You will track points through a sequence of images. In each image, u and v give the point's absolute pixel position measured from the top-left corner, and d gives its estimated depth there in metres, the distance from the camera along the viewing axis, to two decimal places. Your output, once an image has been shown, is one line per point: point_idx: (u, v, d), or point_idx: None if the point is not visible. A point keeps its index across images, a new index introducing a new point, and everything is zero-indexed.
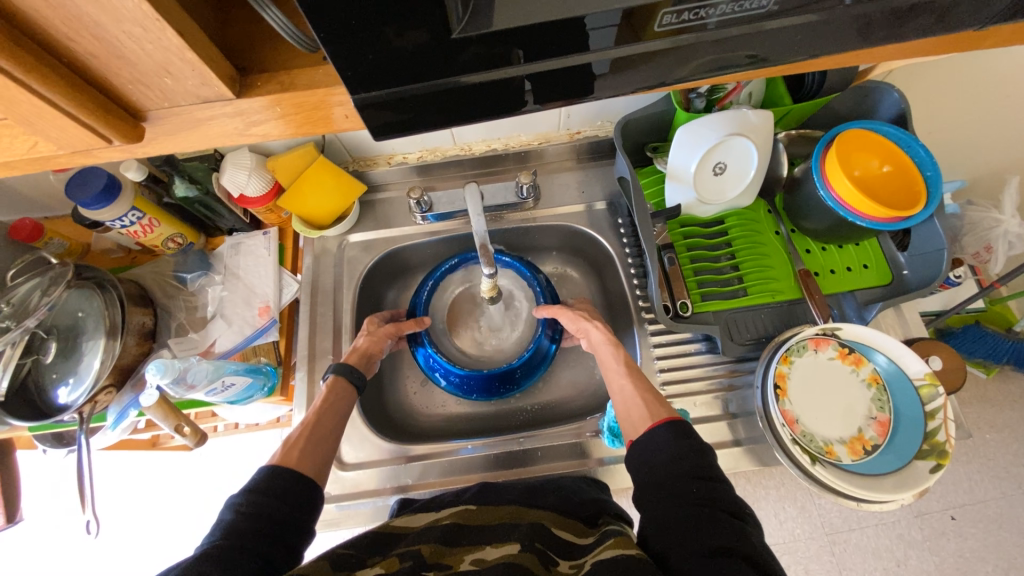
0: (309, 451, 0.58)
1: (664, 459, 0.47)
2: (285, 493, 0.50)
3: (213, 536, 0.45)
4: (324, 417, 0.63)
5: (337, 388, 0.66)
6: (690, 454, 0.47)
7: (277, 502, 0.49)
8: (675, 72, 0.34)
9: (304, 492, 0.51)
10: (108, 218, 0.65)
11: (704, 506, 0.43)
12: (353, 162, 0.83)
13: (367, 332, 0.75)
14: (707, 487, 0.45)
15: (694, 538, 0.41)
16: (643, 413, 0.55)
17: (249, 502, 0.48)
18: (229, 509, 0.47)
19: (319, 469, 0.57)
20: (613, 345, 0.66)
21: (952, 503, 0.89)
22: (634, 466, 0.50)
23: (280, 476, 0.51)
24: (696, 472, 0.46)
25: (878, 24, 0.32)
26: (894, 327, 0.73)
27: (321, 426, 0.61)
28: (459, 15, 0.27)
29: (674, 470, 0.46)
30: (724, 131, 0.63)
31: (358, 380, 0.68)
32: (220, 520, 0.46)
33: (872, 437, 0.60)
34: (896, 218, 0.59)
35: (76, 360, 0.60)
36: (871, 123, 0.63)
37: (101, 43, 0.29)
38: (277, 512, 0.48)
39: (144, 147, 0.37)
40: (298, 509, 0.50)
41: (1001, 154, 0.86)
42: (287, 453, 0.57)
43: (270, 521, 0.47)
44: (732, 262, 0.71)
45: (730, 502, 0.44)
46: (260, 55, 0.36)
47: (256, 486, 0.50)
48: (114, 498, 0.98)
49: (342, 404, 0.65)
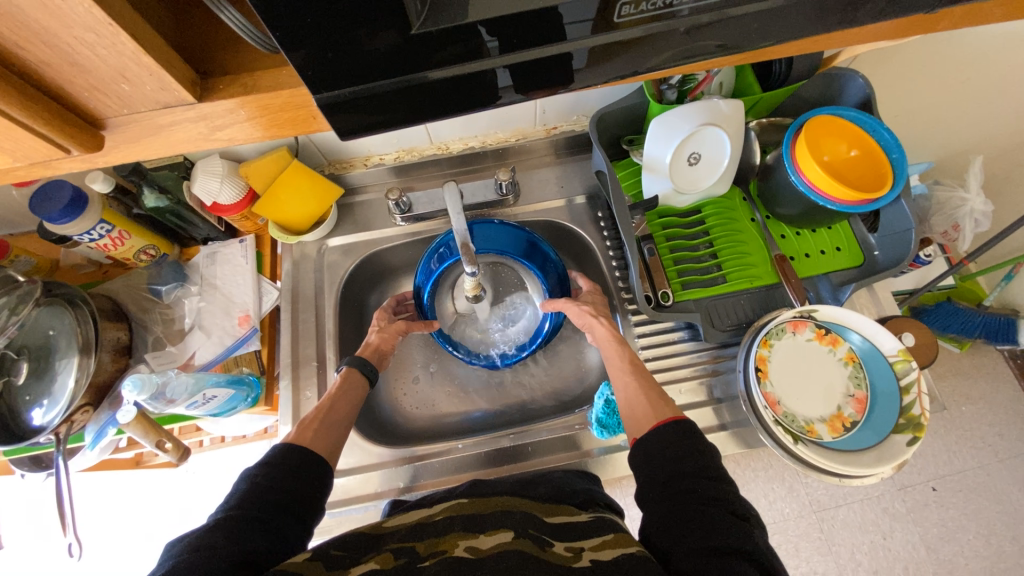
0: (323, 433, 0.58)
1: (670, 457, 0.48)
2: (304, 471, 0.52)
3: (226, 505, 0.46)
4: (338, 405, 0.62)
5: (350, 379, 0.66)
6: (694, 454, 0.48)
7: (291, 475, 0.51)
8: (646, 61, 0.34)
9: (317, 469, 0.53)
10: (75, 232, 0.63)
11: (704, 503, 0.44)
12: (329, 165, 0.82)
13: (378, 328, 0.76)
14: (714, 487, 0.45)
15: (699, 535, 0.42)
16: (647, 411, 0.56)
17: (265, 475, 0.49)
18: (246, 479, 0.49)
19: (330, 452, 0.57)
20: (618, 342, 0.66)
21: (933, 475, 0.91)
22: (638, 461, 0.51)
23: (298, 454, 0.53)
24: (704, 472, 0.46)
25: (835, 9, 0.33)
26: (868, 306, 0.75)
27: (334, 411, 0.61)
28: (418, 11, 0.27)
29: (681, 469, 0.47)
30: (697, 122, 0.64)
31: (371, 373, 0.68)
32: (236, 490, 0.48)
33: (851, 414, 0.62)
34: (864, 200, 0.60)
35: (50, 379, 0.59)
36: (838, 109, 0.65)
37: (53, 50, 0.28)
38: (295, 489, 0.50)
39: (105, 156, 0.36)
40: (314, 489, 0.52)
41: (964, 136, 0.89)
42: (302, 433, 0.57)
43: (286, 494, 0.49)
44: (710, 251, 0.72)
45: (735, 502, 0.44)
46: (221, 57, 0.36)
47: (272, 460, 0.51)
48: (101, 518, 0.96)
49: (354, 392, 0.65)
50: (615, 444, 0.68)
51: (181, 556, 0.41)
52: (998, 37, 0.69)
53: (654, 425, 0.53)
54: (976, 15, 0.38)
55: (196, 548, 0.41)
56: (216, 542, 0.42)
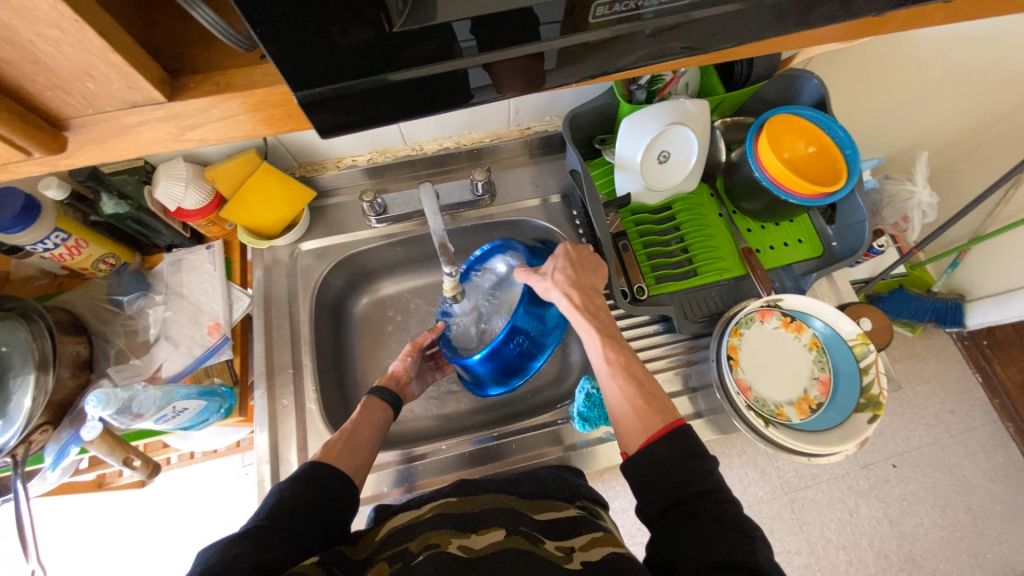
0: (346, 453, 0.59)
1: (665, 478, 0.49)
2: (326, 484, 0.52)
3: (258, 516, 0.48)
4: (360, 431, 0.63)
5: (370, 405, 0.66)
6: (695, 478, 0.49)
7: (318, 491, 0.52)
8: (616, 61, 0.36)
9: (343, 488, 0.53)
10: (27, 242, 0.60)
11: (706, 523, 0.45)
12: (300, 168, 0.81)
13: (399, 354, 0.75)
14: (714, 506, 0.46)
15: (704, 548, 0.42)
16: (637, 427, 0.55)
17: (292, 489, 0.51)
18: (275, 492, 0.50)
19: (355, 468, 0.58)
20: (590, 319, 0.63)
21: (893, 452, 0.97)
22: (635, 484, 0.51)
23: (323, 470, 0.54)
24: (703, 490, 0.48)
25: (793, 12, 0.35)
26: (829, 295, 0.79)
27: (358, 435, 0.62)
28: (400, 10, 0.27)
29: (680, 493, 0.48)
30: (665, 121, 0.66)
31: (392, 398, 0.68)
32: (268, 501, 0.50)
33: (816, 397, 0.65)
34: (823, 194, 0.64)
35: (2, 400, 0.55)
36: (796, 108, 0.68)
37: (13, 47, 0.27)
38: (320, 504, 0.51)
39: (67, 158, 0.34)
40: (336, 498, 0.52)
41: (909, 133, 0.96)
42: (327, 452, 0.58)
43: (313, 507, 0.50)
44: (682, 245, 0.74)
45: (736, 519, 0.45)
46: (191, 55, 0.35)
47: (299, 475, 0.53)
48: (64, 544, 0.91)
49: (376, 416, 0.65)
50: (596, 437, 0.69)
51: (211, 559, 0.42)
52: (937, 39, 0.74)
53: (645, 441, 0.52)
54: (918, 18, 0.41)
55: (225, 557, 0.42)
56: (243, 551, 0.43)
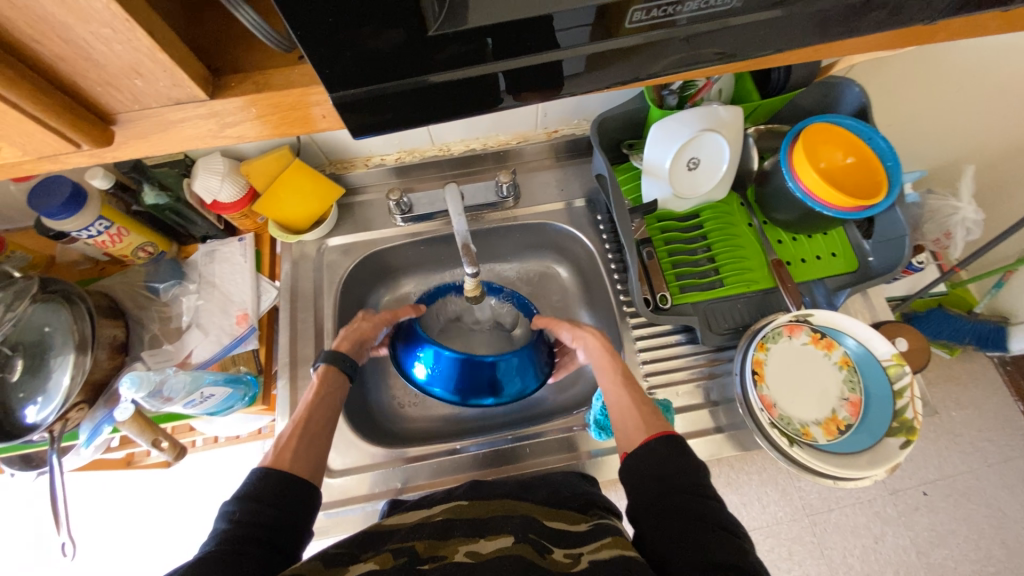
0: (302, 453, 0.55)
1: (658, 473, 0.48)
2: (283, 499, 0.48)
3: (208, 544, 0.44)
4: (315, 415, 0.60)
5: (326, 379, 0.63)
6: (684, 472, 0.48)
7: (275, 508, 0.47)
8: (649, 67, 0.35)
9: (303, 494, 0.50)
10: (73, 228, 0.63)
11: (695, 518, 0.44)
12: (330, 165, 0.83)
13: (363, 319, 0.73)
14: (704, 503, 0.45)
15: (693, 549, 0.42)
16: (639, 425, 0.55)
17: (243, 510, 0.46)
18: (224, 517, 0.46)
19: (313, 469, 0.54)
20: (610, 352, 0.66)
21: (924, 479, 0.93)
22: (628, 478, 0.51)
23: (276, 480, 0.50)
24: (693, 488, 0.47)
25: (836, 19, 0.33)
26: (862, 312, 0.76)
27: (312, 427, 0.58)
28: (436, 14, 0.27)
29: (670, 485, 0.47)
30: (696, 128, 0.65)
31: (349, 368, 0.65)
32: (216, 530, 0.45)
33: (845, 418, 0.63)
34: (860, 207, 0.61)
35: (44, 377, 0.58)
36: (835, 117, 0.66)
37: (68, 45, 0.28)
38: (276, 520, 0.47)
39: (114, 152, 0.36)
40: (296, 514, 0.49)
41: (956, 145, 0.91)
42: (280, 456, 0.54)
43: (270, 528, 0.46)
44: (709, 255, 0.72)
45: (723, 517, 0.44)
46: (233, 55, 0.36)
47: (250, 493, 0.48)
48: (94, 518, 0.95)
49: (333, 398, 0.62)
50: (612, 446, 0.68)
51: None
52: (990, 48, 0.71)
53: (646, 438, 0.52)
54: (971, 26, 0.39)
55: None
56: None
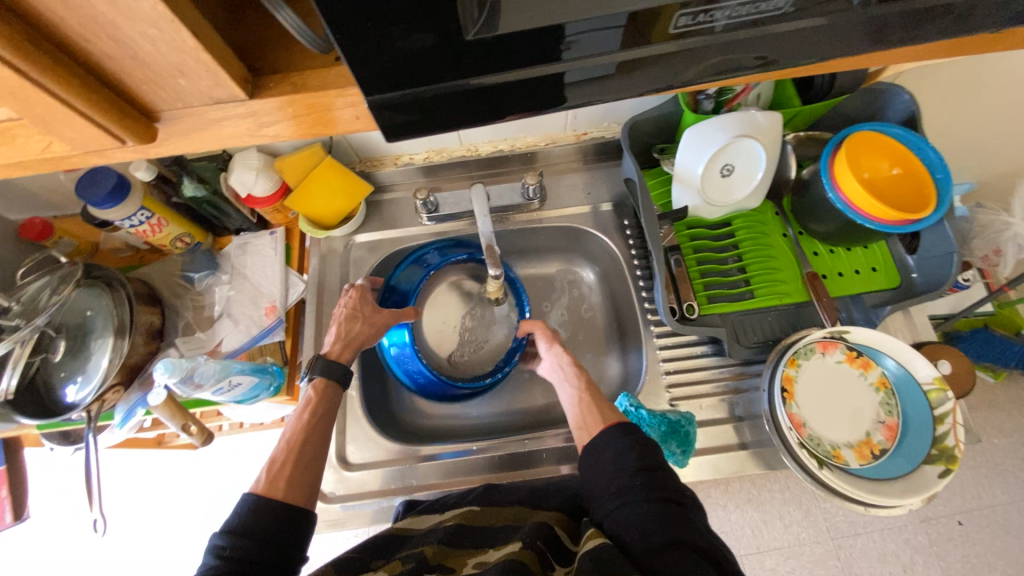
0: (296, 479, 0.53)
1: (612, 455, 0.47)
2: (272, 534, 0.47)
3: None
4: (311, 435, 0.58)
5: (322, 396, 0.61)
6: (632, 450, 0.47)
7: (263, 543, 0.46)
8: (681, 75, 0.34)
9: (293, 524, 0.49)
10: (117, 217, 0.66)
11: (652, 496, 0.43)
12: (360, 163, 0.84)
13: (361, 316, 0.69)
14: (653, 478, 0.45)
15: (646, 531, 0.41)
16: (595, 415, 0.55)
17: (234, 546, 0.46)
18: (212, 552, 0.45)
19: (307, 494, 0.53)
20: (577, 366, 0.65)
21: (960, 508, 0.88)
22: (583, 465, 0.50)
23: (266, 516, 0.48)
24: (640, 464, 0.46)
25: (894, 26, 0.32)
26: (903, 330, 0.73)
27: (306, 452, 0.56)
28: (474, 17, 0.27)
29: (622, 465, 0.46)
30: (732, 133, 0.63)
31: (343, 379, 0.64)
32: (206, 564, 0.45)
33: (880, 442, 0.60)
34: (906, 221, 0.58)
35: (85, 358, 0.61)
36: (882, 126, 0.63)
37: (116, 44, 0.29)
38: (265, 556, 0.46)
39: (156, 147, 0.37)
40: (289, 539, 0.48)
41: (1013, 157, 0.86)
42: (272, 483, 0.52)
43: (258, 567, 0.45)
44: (739, 265, 0.70)
45: (672, 488, 0.44)
46: (273, 55, 0.36)
47: (242, 530, 0.47)
48: (125, 495, 0.99)
49: (327, 414, 0.61)
50: None
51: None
52: None
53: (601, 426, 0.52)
54: None
55: None
56: None
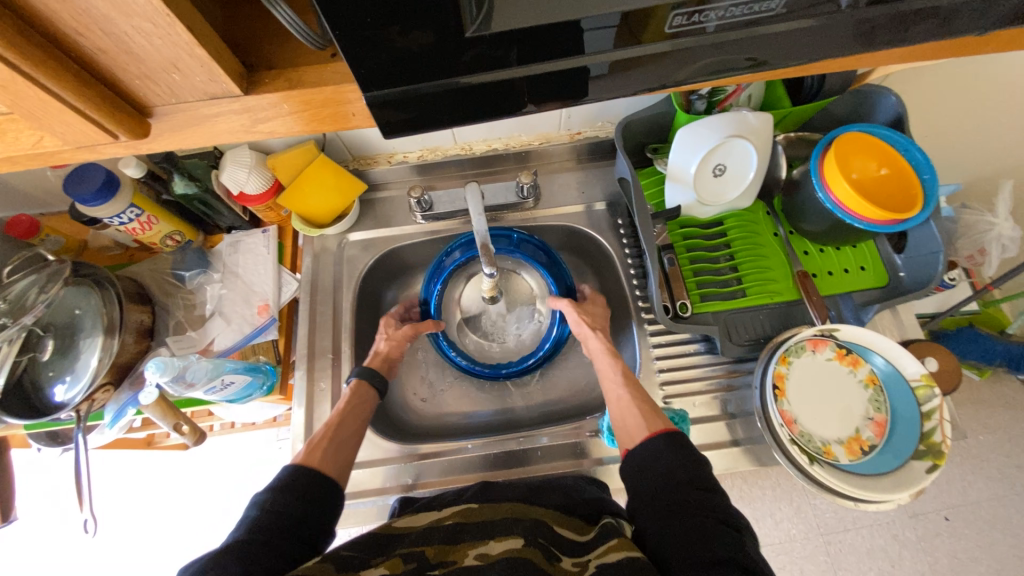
0: (331, 454, 0.56)
1: (664, 468, 0.48)
2: (311, 496, 0.50)
3: (236, 532, 0.45)
4: (347, 420, 0.61)
5: (357, 392, 0.64)
6: (686, 466, 0.48)
7: (303, 504, 0.49)
8: (674, 74, 0.34)
9: (328, 488, 0.52)
10: (106, 215, 0.65)
11: (698, 513, 0.44)
12: (354, 161, 0.84)
13: (386, 335, 0.75)
14: (706, 497, 0.45)
15: (692, 547, 0.41)
16: (638, 422, 0.55)
17: (275, 500, 0.48)
18: (255, 505, 0.47)
19: (341, 470, 0.56)
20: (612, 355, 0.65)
21: (946, 504, 0.90)
22: (628, 475, 0.51)
23: (308, 479, 0.51)
24: (694, 482, 0.46)
25: (882, 29, 0.32)
26: (891, 329, 0.74)
27: (342, 431, 0.59)
28: (473, 16, 0.27)
29: (673, 480, 0.47)
30: (723, 133, 0.64)
31: (381, 385, 0.67)
32: (246, 517, 0.46)
33: (869, 438, 0.61)
34: (893, 220, 0.59)
35: (74, 358, 0.60)
36: (868, 127, 0.64)
37: (110, 38, 0.29)
38: (301, 513, 0.48)
39: (150, 143, 0.37)
40: (320, 513, 0.49)
41: (997, 159, 0.88)
42: (311, 454, 0.55)
43: (295, 521, 0.47)
44: (731, 264, 0.71)
45: (726, 511, 0.44)
46: (267, 52, 0.36)
47: (282, 485, 0.50)
48: (114, 497, 0.98)
49: (364, 407, 0.64)
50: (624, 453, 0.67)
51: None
52: None
53: (646, 436, 0.52)
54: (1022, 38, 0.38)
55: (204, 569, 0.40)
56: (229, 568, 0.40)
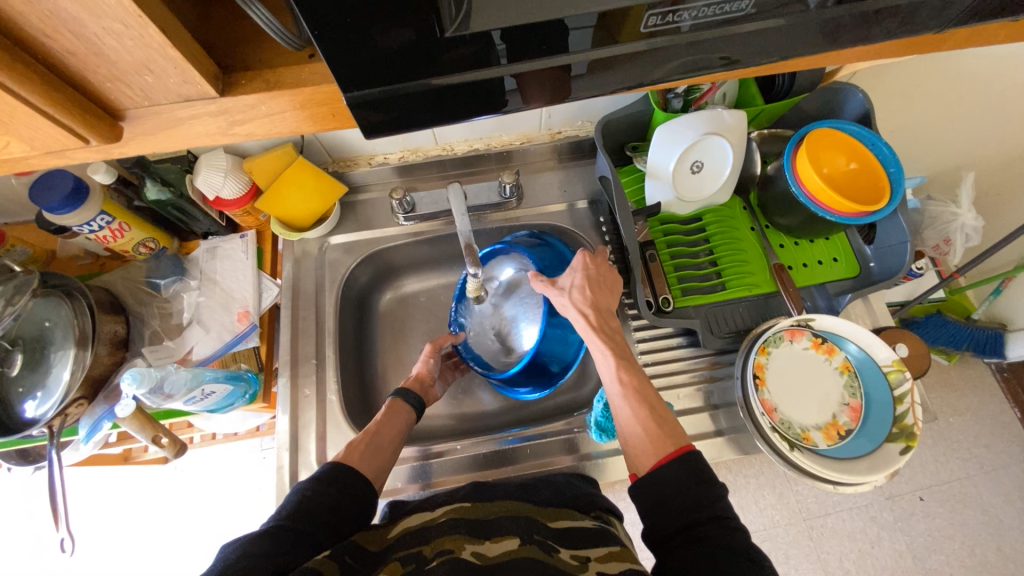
0: (367, 456, 0.60)
1: (680, 506, 0.48)
2: (347, 488, 0.53)
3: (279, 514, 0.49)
4: (385, 431, 0.64)
5: (395, 406, 0.67)
6: (706, 502, 0.47)
7: (338, 492, 0.52)
8: (651, 73, 0.35)
9: (362, 488, 0.55)
10: (74, 223, 0.63)
11: (718, 549, 0.43)
12: (333, 163, 0.82)
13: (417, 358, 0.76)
14: (725, 532, 0.45)
15: None
16: (647, 448, 0.54)
17: (316, 489, 0.52)
18: (298, 492, 0.51)
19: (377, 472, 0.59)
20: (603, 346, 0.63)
21: (920, 485, 0.93)
22: (642, 505, 0.50)
23: (346, 473, 0.55)
24: (711, 515, 0.46)
25: (847, 28, 0.33)
26: (863, 317, 0.77)
27: (380, 438, 0.62)
28: (451, 16, 0.28)
29: (693, 517, 0.47)
30: (699, 131, 0.65)
31: (416, 403, 0.69)
32: (289, 500, 0.51)
33: (845, 423, 0.63)
34: (863, 212, 0.61)
35: (44, 371, 0.58)
36: (838, 123, 0.66)
37: (80, 41, 0.28)
38: (335, 500, 0.52)
39: (121, 147, 0.36)
40: (353, 508, 0.53)
41: (958, 152, 0.91)
42: (348, 453, 0.59)
43: (331, 510, 0.51)
44: (710, 258, 0.73)
45: (744, 547, 0.44)
46: (243, 53, 0.36)
47: (321, 476, 0.54)
48: (91, 515, 0.94)
49: (399, 421, 0.66)
50: (612, 448, 0.68)
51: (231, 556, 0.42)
52: (993, 56, 0.71)
53: (658, 463, 0.52)
54: (978, 35, 0.40)
55: (250, 544, 0.44)
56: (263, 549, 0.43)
